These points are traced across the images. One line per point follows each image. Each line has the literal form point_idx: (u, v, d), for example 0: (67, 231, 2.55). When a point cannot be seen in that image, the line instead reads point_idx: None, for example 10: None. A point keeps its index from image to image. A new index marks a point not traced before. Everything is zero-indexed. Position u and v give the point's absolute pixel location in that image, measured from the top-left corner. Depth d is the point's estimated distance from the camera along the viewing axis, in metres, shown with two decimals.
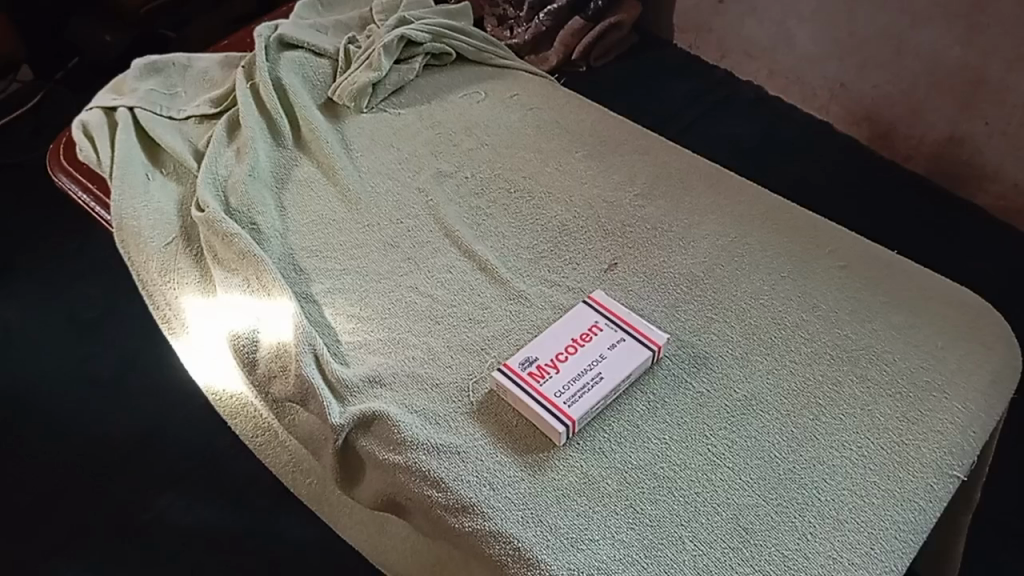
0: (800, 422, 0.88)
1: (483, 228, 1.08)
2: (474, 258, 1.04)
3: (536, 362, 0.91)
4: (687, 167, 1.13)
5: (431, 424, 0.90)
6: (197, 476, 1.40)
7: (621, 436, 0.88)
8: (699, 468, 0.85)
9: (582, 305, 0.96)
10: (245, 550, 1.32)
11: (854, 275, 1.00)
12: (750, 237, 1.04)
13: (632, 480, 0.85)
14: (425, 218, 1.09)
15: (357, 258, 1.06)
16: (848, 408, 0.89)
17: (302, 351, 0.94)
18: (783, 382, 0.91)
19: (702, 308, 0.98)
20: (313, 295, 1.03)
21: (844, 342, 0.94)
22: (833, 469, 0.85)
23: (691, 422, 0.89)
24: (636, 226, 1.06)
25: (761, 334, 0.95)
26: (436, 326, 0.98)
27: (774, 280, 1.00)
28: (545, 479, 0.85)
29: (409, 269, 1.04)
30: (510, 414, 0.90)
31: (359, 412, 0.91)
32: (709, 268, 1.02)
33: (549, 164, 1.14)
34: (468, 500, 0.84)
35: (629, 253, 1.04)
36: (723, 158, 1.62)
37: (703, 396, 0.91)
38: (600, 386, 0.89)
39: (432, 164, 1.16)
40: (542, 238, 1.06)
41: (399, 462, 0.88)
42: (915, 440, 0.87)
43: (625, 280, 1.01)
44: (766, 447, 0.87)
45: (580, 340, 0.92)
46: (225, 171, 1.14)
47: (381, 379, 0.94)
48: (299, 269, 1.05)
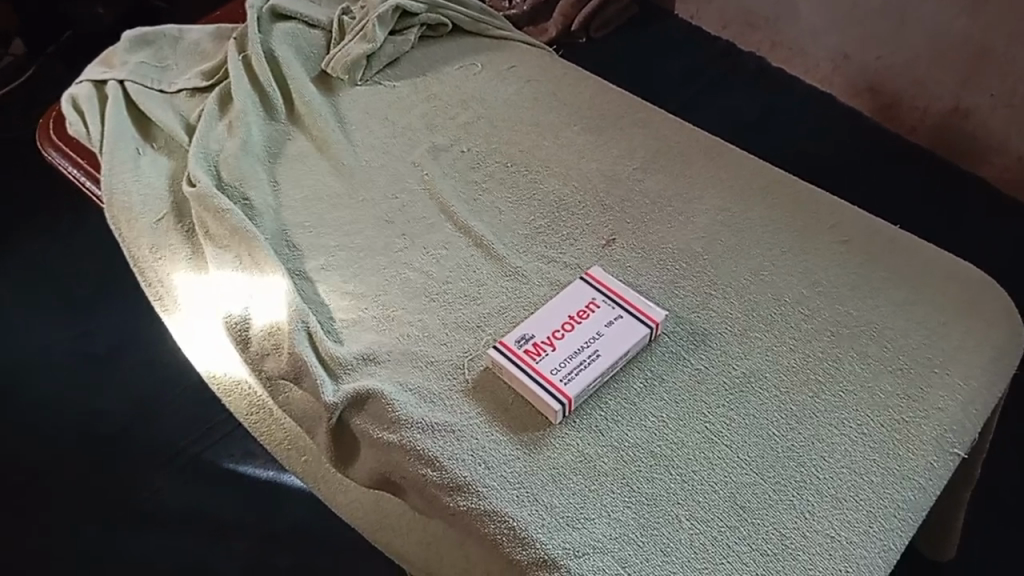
0: (799, 400, 0.87)
1: (478, 203, 1.06)
2: (469, 234, 1.03)
3: (532, 340, 0.90)
4: (686, 140, 1.11)
5: (425, 402, 0.88)
6: (195, 453, 1.40)
7: (617, 413, 0.87)
8: (696, 445, 0.84)
9: (579, 282, 0.95)
10: (244, 527, 1.32)
11: (856, 250, 0.98)
12: (751, 212, 1.03)
13: (629, 458, 0.84)
14: (420, 193, 1.08)
15: (350, 234, 1.04)
16: (848, 385, 0.88)
17: (295, 329, 0.93)
18: (783, 358, 0.90)
19: (701, 284, 0.96)
20: (306, 272, 1.01)
21: (845, 319, 0.93)
22: (832, 446, 0.84)
23: (688, 400, 0.87)
24: (635, 200, 1.05)
25: (761, 311, 0.94)
26: (431, 303, 0.97)
27: (775, 256, 0.98)
28: (541, 458, 0.84)
29: (403, 245, 1.02)
30: (506, 391, 0.89)
31: (352, 391, 0.89)
32: (708, 244, 1.00)
33: (546, 137, 1.12)
34: (462, 478, 0.83)
35: (627, 228, 1.02)
36: (723, 132, 1.60)
37: (701, 373, 0.89)
38: (597, 363, 0.88)
39: (427, 138, 1.14)
40: (539, 214, 1.04)
41: (393, 440, 0.87)
42: (916, 418, 0.85)
43: (622, 256, 1.00)
44: (765, 425, 0.86)
45: (576, 317, 0.91)
46: (216, 146, 1.12)
47: (375, 357, 0.92)
48: (292, 245, 1.04)
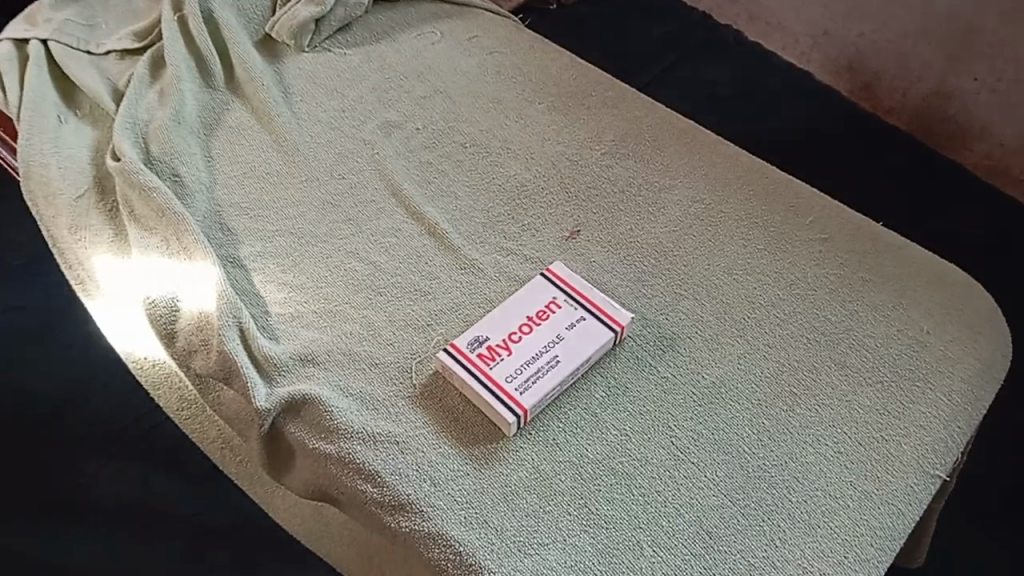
0: (773, 414, 0.81)
1: (434, 186, 0.97)
2: (422, 220, 0.94)
3: (486, 343, 0.82)
4: (660, 124, 1.03)
5: (368, 410, 0.81)
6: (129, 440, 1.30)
7: (576, 425, 0.80)
8: (660, 463, 0.78)
9: (539, 278, 0.87)
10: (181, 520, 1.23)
11: (836, 249, 0.92)
12: (726, 205, 0.95)
13: (588, 476, 0.77)
14: (370, 173, 0.99)
15: (291, 217, 0.95)
16: (825, 399, 0.82)
17: (225, 324, 0.84)
18: (756, 367, 0.84)
19: (670, 283, 0.89)
20: (239, 259, 0.92)
21: (823, 324, 0.86)
22: (806, 466, 0.78)
23: (654, 412, 0.81)
24: (602, 188, 0.97)
25: (734, 314, 0.87)
26: (378, 297, 0.88)
27: (750, 253, 0.92)
28: (492, 474, 0.77)
29: (349, 232, 0.94)
30: (456, 399, 0.81)
31: (287, 397, 0.81)
32: (679, 238, 0.93)
33: (509, 115, 1.04)
34: (405, 496, 0.76)
35: (594, 219, 0.94)
36: (699, 110, 1.52)
37: (669, 383, 0.83)
38: (556, 370, 0.81)
39: (379, 113, 1.04)
40: (498, 200, 0.96)
41: (331, 452, 0.79)
42: (896, 436, 0.80)
43: (587, 249, 0.92)
44: (735, 441, 0.79)
45: (535, 318, 0.84)
46: (145, 116, 1.02)
47: (313, 358, 0.84)
48: (227, 229, 0.94)
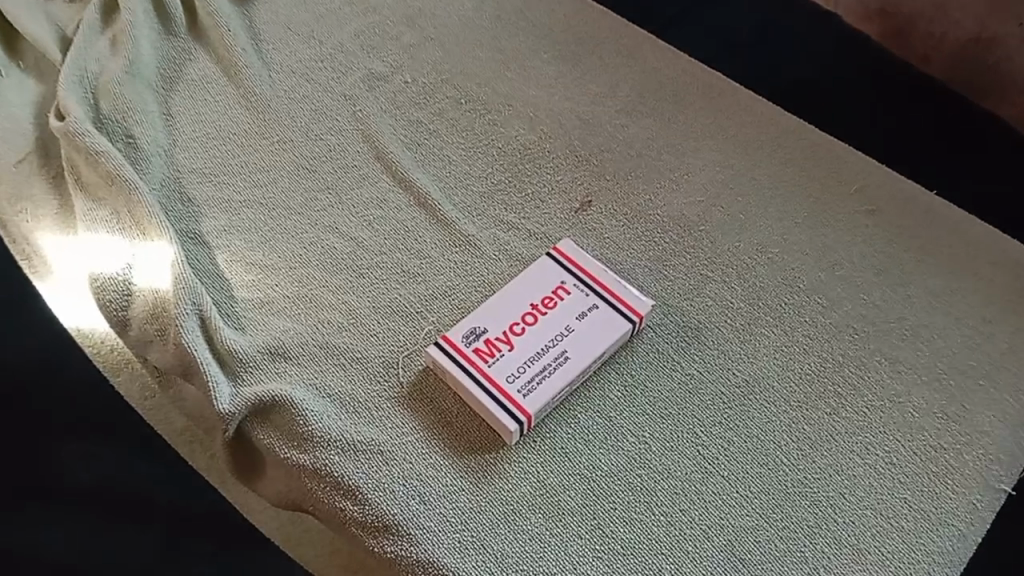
0: (814, 418, 0.70)
1: (424, 149, 0.85)
2: (411, 189, 0.82)
3: (484, 335, 0.71)
4: (682, 77, 0.90)
5: (348, 414, 0.70)
6: None
7: (587, 432, 0.69)
8: (685, 477, 0.67)
9: (545, 259, 0.76)
10: None
11: (883, 223, 0.80)
12: (758, 172, 0.84)
13: (602, 493, 0.67)
14: (351, 133, 0.86)
15: (260, 184, 0.83)
16: (874, 400, 0.71)
17: (183, 314, 0.73)
18: (795, 363, 0.73)
19: (695, 264, 0.78)
20: (201, 235, 0.80)
21: (870, 313, 0.76)
22: (852, 480, 0.68)
23: (678, 415, 0.70)
24: (617, 151, 0.85)
25: (769, 300, 0.76)
26: (360, 280, 0.77)
27: (786, 227, 0.80)
28: (491, 491, 0.67)
29: (327, 203, 0.82)
30: (451, 400, 0.71)
31: (254, 399, 0.70)
32: (706, 211, 0.81)
33: (510, 67, 0.91)
34: (391, 517, 0.66)
35: (607, 187, 0.83)
36: (736, 60, 1.23)
37: (694, 381, 0.72)
38: (565, 368, 0.70)
39: (362, 63, 0.92)
40: (498, 165, 0.84)
41: (305, 463, 0.68)
42: (955, 444, 0.70)
43: (599, 222, 0.81)
44: (770, 450, 0.69)
45: (541, 307, 0.73)
46: (96, 67, 0.89)
47: (285, 352, 0.73)
48: (186, 199, 0.82)
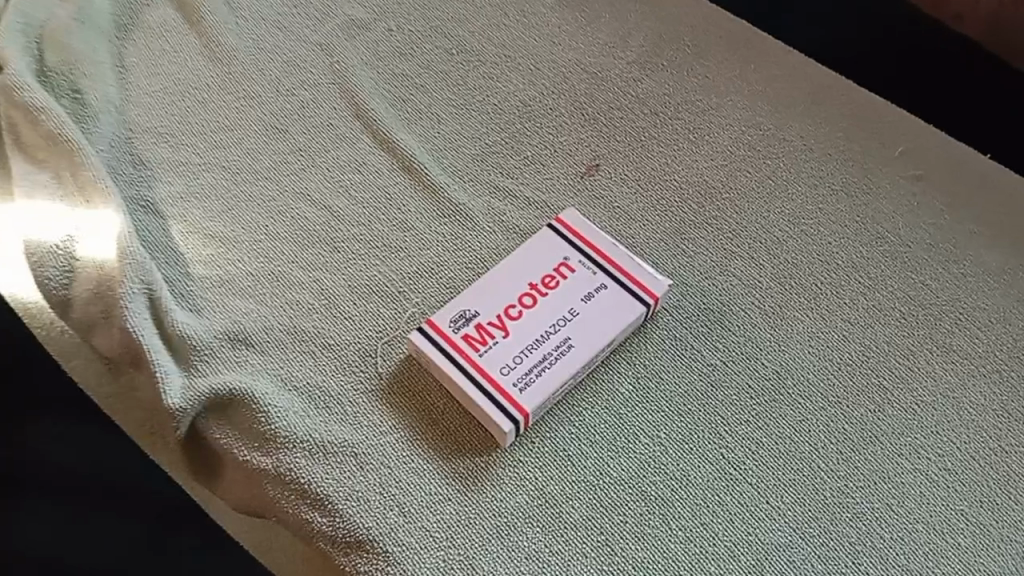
0: (855, 417, 0.61)
1: (410, 106, 0.75)
2: (394, 151, 0.72)
3: (474, 320, 0.62)
4: (702, 24, 0.79)
5: (318, 411, 0.61)
6: None
7: (594, 432, 0.60)
8: (706, 485, 0.58)
9: (546, 232, 0.66)
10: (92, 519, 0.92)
11: (932, 191, 0.70)
12: (789, 132, 0.73)
13: (610, 503, 0.57)
14: (327, 87, 0.76)
15: (223, 145, 0.73)
16: (924, 395, 0.62)
17: (128, 292, 0.63)
18: (832, 353, 0.63)
19: (718, 237, 0.68)
20: (154, 202, 0.70)
21: (919, 294, 0.66)
22: (901, 489, 0.59)
23: (698, 412, 0.61)
24: (629, 108, 0.75)
25: (803, 279, 0.66)
26: (335, 255, 0.68)
27: (821, 196, 0.70)
28: (482, 501, 0.58)
29: (299, 167, 0.72)
30: (436, 395, 0.61)
31: (209, 393, 0.61)
32: (730, 177, 0.71)
33: (509, 12, 0.80)
34: (365, 532, 0.57)
35: (617, 149, 0.73)
36: None
37: (717, 373, 0.62)
38: (567, 359, 0.60)
39: (340, 9, 0.81)
40: (494, 124, 0.74)
41: (268, 468, 0.59)
42: (1018, 447, 0.60)
43: (607, 189, 0.71)
44: (806, 453, 0.59)
45: (541, 288, 0.63)
46: (41, 10, 0.78)
47: (246, 338, 0.64)
48: (138, 162, 0.72)
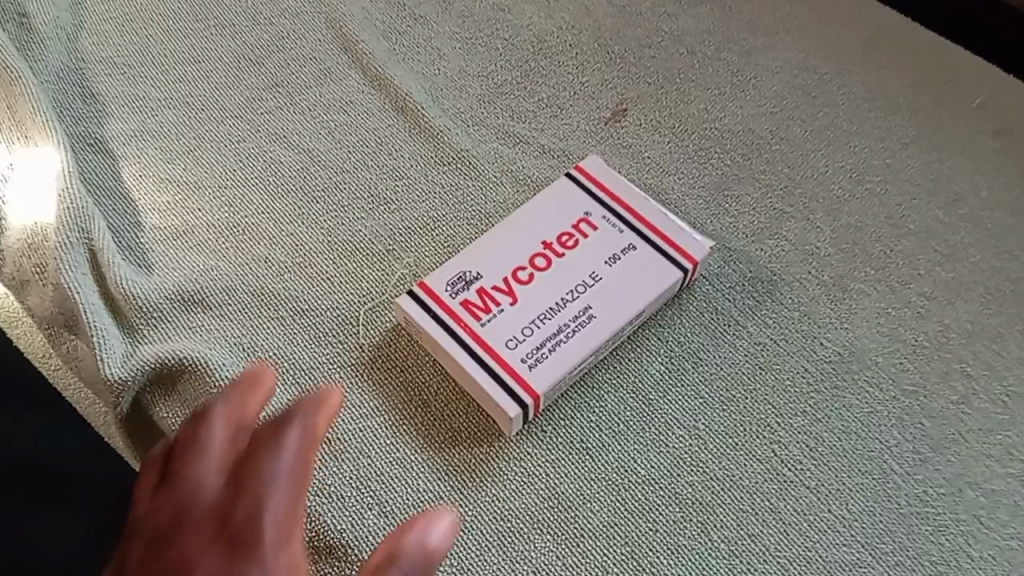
0: (935, 409, 0.50)
1: (406, 39, 0.65)
2: (386, 89, 0.62)
3: (476, 284, 0.51)
4: None
5: (284, 388, 0.51)
6: None
7: (617, 421, 0.50)
8: (754, 488, 0.48)
9: (565, 183, 0.55)
10: None
11: (1018, 147, 0.59)
12: (849, 77, 0.63)
13: (637, 508, 0.47)
14: (311, 16, 0.66)
15: (188, 78, 0.63)
16: (1016, 385, 0.51)
17: (65, 243, 0.52)
18: (905, 333, 0.53)
19: (767, 194, 0.58)
20: (104, 141, 0.60)
21: (1006, 266, 0.55)
22: (991, 498, 0.48)
23: (745, 400, 0.50)
24: (662, 47, 0.64)
25: (867, 246, 0.56)
26: (313, 206, 0.57)
27: (888, 150, 0.60)
28: (482, 501, 0.47)
29: (275, 104, 0.61)
30: (428, 373, 0.51)
31: (154, 363, 0.50)
32: (781, 126, 0.61)
33: None
34: (336, 536, 0.46)
35: (648, 92, 0.62)
36: None
37: (766, 354, 0.52)
38: (588, 332, 0.50)
39: None
40: (504, 62, 0.63)
41: None
42: None
43: (635, 137, 0.60)
44: (875, 453, 0.49)
45: (557, 247, 0.53)
46: None
47: (202, 300, 0.53)
48: (87, 95, 0.61)
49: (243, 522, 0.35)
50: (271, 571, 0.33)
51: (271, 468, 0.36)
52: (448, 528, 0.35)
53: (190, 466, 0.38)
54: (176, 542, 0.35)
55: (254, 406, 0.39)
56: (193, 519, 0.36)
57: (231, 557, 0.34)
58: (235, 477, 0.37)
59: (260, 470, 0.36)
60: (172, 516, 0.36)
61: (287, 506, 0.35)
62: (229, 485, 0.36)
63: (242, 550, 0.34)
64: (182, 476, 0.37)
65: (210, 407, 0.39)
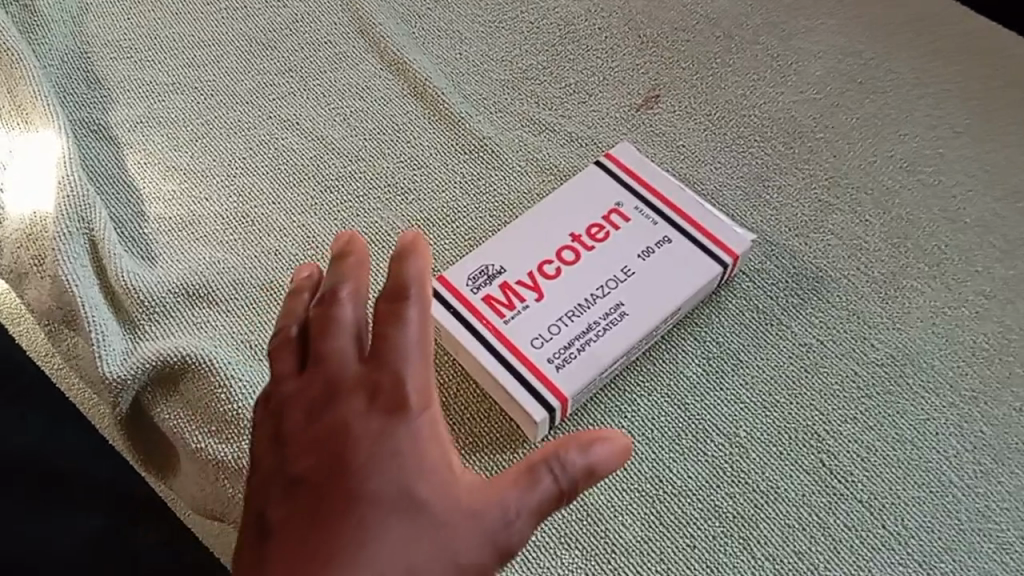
0: (997, 417, 0.46)
1: (426, 21, 0.61)
2: (404, 73, 0.59)
3: (499, 278, 0.48)
4: None
5: None
6: None
7: (651, 427, 0.46)
8: (801, 502, 0.44)
9: (594, 171, 0.52)
10: None
11: None
12: (896, 62, 0.59)
13: (674, 522, 0.43)
14: None
15: (197, 63, 0.60)
16: None
17: (63, 234, 0.49)
18: (962, 333, 0.49)
19: (810, 185, 0.54)
20: (107, 128, 0.57)
21: None
22: None
23: (790, 406, 0.46)
24: (697, 30, 0.60)
25: (920, 240, 0.52)
26: (326, 196, 0.54)
27: (940, 139, 0.56)
28: None
29: (287, 89, 0.58)
30: (447, 373, 0.48)
31: (155, 360, 0.47)
32: (824, 113, 0.57)
33: None
34: None
35: (682, 77, 0.58)
36: None
37: (812, 355, 0.48)
38: (620, 330, 0.46)
39: None
40: (529, 46, 0.60)
41: (226, 461, 0.45)
42: None
43: (668, 124, 0.57)
44: (933, 464, 0.45)
45: (586, 239, 0.49)
46: None
47: (209, 295, 0.50)
48: (91, 79, 0.58)
49: (391, 387, 0.32)
50: (424, 439, 0.31)
51: (403, 337, 0.32)
52: (618, 450, 0.33)
53: (324, 340, 0.33)
54: (328, 412, 0.32)
55: (363, 272, 0.35)
56: (333, 391, 0.32)
57: (386, 419, 0.31)
58: (372, 341, 0.33)
59: (389, 337, 0.32)
60: (322, 387, 0.32)
61: (425, 372, 0.32)
62: (370, 353, 0.32)
63: (393, 418, 0.31)
64: (319, 349, 0.33)
65: (335, 286, 0.34)
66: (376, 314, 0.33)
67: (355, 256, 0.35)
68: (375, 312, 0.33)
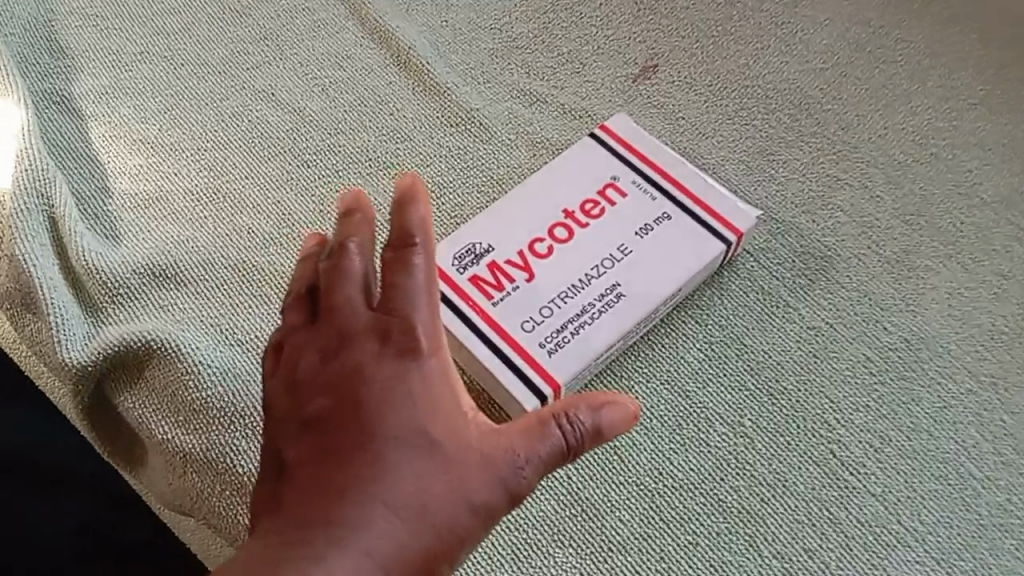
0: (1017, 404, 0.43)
1: None
2: (387, 42, 0.55)
3: (487, 258, 0.45)
4: None
5: None
6: None
7: (650, 416, 0.43)
8: (810, 495, 0.41)
9: (589, 144, 0.48)
10: None
11: None
12: (908, 31, 0.55)
13: (674, 517, 0.41)
14: None
15: (167, 31, 0.56)
16: None
17: (21, 210, 0.45)
18: (980, 316, 0.46)
19: (818, 159, 0.51)
20: (70, 99, 0.53)
21: None
22: None
23: (798, 393, 0.43)
24: None
25: (934, 218, 0.49)
26: (304, 171, 0.51)
27: (954, 111, 0.52)
28: None
29: (263, 59, 0.55)
30: None
31: (117, 346, 0.43)
32: (832, 84, 0.54)
33: None
34: None
35: (682, 46, 0.55)
36: None
37: (821, 340, 0.45)
38: (616, 313, 0.43)
39: None
40: (519, 13, 0.57)
41: (194, 452, 0.42)
42: None
43: (667, 95, 0.53)
44: (951, 454, 0.42)
45: (580, 216, 0.46)
46: None
47: (176, 276, 0.47)
48: (54, 46, 0.55)
49: (402, 333, 0.30)
50: (435, 384, 0.30)
51: (414, 283, 0.31)
52: (624, 414, 0.33)
53: (335, 288, 0.31)
54: (339, 358, 0.30)
55: (369, 218, 0.33)
56: (343, 340, 0.31)
57: (399, 364, 0.30)
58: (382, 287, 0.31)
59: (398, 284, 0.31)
60: (333, 335, 0.31)
61: (434, 317, 0.31)
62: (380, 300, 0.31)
63: (405, 363, 0.30)
64: (328, 298, 0.31)
65: (343, 234, 0.32)
66: (384, 260, 0.31)
67: (361, 208, 0.33)
68: (383, 257, 0.31)
